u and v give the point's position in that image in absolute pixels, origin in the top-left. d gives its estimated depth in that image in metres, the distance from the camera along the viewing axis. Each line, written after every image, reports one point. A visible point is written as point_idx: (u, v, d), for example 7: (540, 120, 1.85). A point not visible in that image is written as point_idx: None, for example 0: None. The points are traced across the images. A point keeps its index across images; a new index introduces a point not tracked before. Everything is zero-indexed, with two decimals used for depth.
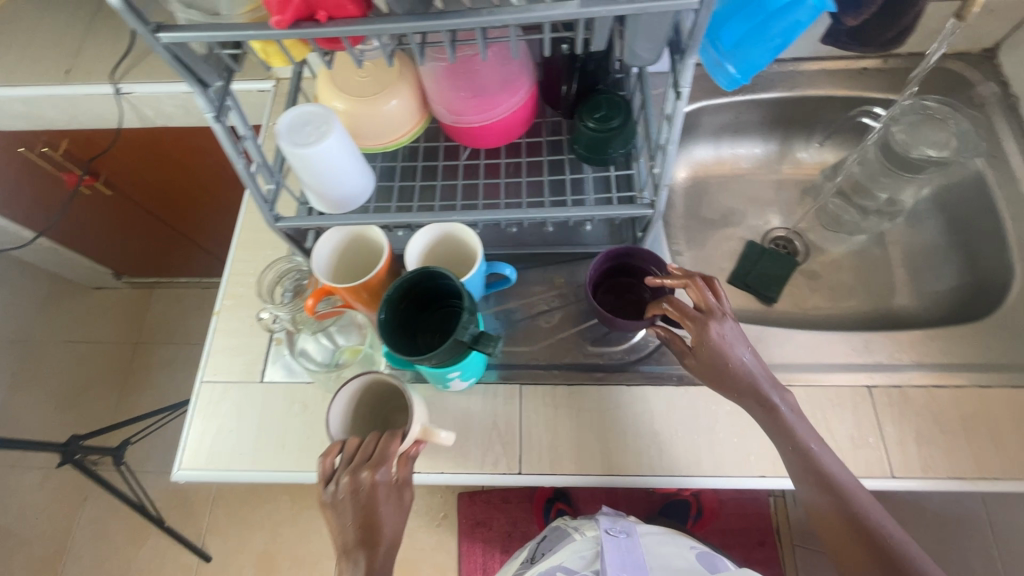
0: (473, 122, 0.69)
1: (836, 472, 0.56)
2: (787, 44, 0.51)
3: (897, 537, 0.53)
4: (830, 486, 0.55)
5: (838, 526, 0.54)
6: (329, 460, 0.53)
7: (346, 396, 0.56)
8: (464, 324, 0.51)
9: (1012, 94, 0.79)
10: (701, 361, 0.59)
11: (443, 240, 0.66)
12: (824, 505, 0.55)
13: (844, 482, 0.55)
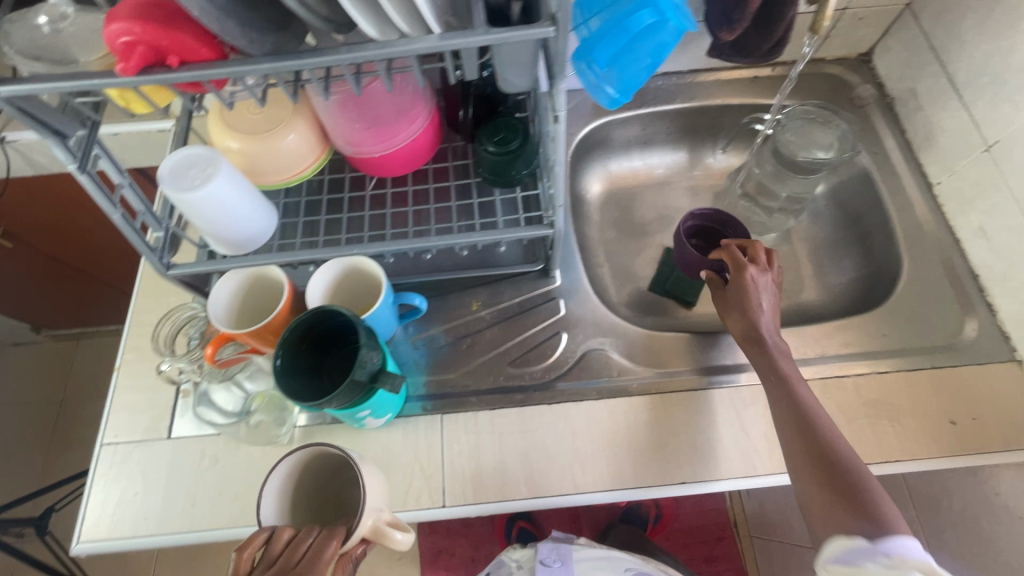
0: (375, 153, 0.68)
1: (818, 417, 0.57)
2: (658, 64, 0.53)
3: (874, 493, 0.52)
4: (809, 432, 0.56)
5: (815, 469, 0.55)
6: (250, 554, 0.43)
7: (278, 478, 0.50)
8: (361, 361, 0.50)
9: (887, 94, 0.84)
10: (728, 300, 0.67)
11: (350, 276, 0.65)
12: (800, 451, 0.56)
13: (826, 431, 0.56)
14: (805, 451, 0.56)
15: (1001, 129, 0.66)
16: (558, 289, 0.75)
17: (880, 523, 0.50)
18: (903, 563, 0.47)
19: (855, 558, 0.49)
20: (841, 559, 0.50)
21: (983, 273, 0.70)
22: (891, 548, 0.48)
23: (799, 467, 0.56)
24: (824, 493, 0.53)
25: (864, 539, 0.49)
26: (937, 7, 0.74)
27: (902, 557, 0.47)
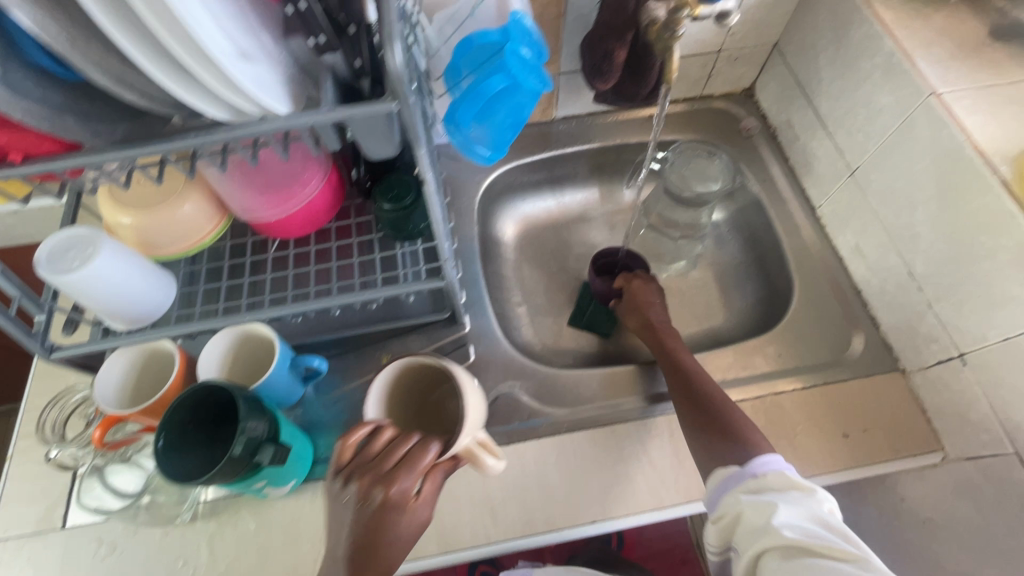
0: (270, 218, 0.68)
1: (697, 374, 0.66)
2: (519, 123, 0.57)
3: (743, 425, 0.59)
4: (689, 386, 0.65)
5: (691, 407, 0.64)
6: (358, 442, 0.49)
7: (382, 382, 0.54)
8: (241, 429, 0.50)
9: (771, 125, 0.90)
10: (624, 301, 0.77)
11: (248, 342, 0.64)
12: (685, 401, 0.64)
13: (702, 381, 0.65)
14: (685, 400, 0.64)
15: (860, 155, 0.71)
16: (468, 335, 0.76)
17: (749, 452, 0.57)
18: (766, 479, 0.53)
19: (737, 482, 0.55)
20: (723, 489, 0.55)
21: (864, 289, 0.75)
22: (756, 471, 0.54)
23: (683, 413, 0.64)
24: (703, 433, 0.61)
25: (738, 466, 0.56)
26: (798, 47, 0.80)
27: (764, 474, 0.54)
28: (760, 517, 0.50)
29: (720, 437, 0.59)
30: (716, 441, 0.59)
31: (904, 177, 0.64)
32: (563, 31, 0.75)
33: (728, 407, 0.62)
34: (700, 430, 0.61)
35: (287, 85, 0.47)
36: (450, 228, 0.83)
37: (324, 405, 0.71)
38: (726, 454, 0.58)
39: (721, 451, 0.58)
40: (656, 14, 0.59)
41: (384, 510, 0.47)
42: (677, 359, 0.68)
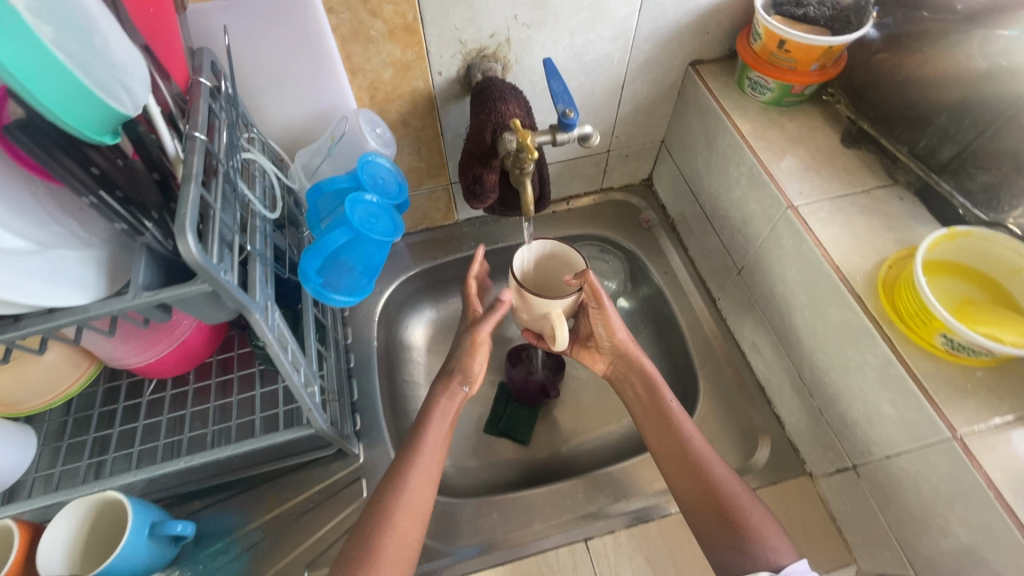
0: (138, 367, 0.64)
1: (703, 456, 0.62)
2: (372, 271, 0.56)
3: (756, 522, 0.57)
4: (695, 470, 0.62)
5: (691, 480, 0.62)
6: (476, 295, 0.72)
7: (542, 248, 0.66)
8: None
9: (670, 216, 0.90)
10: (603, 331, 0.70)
11: (102, 512, 0.59)
12: (693, 485, 0.61)
13: (708, 464, 0.62)
14: (698, 488, 0.61)
15: (743, 256, 0.71)
16: (363, 467, 0.71)
17: (774, 555, 0.55)
18: None
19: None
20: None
21: (767, 386, 0.73)
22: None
23: (689, 494, 0.61)
24: (715, 525, 0.59)
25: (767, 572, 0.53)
26: (680, 147, 0.81)
27: None
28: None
29: (732, 535, 0.57)
30: (733, 543, 0.57)
31: (782, 284, 0.64)
32: (444, 149, 0.75)
33: (739, 500, 0.59)
34: (714, 524, 0.59)
35: (101, 270, 0.44)
36: (348, 344, 0.80)
37: (202, 561, 0.65)
38: (741, 558, 0.55)
39: (734, 549, 0.56)
40: (512, 148, 0.58)
41: (400, 465, 0.62)
42: (680, 434, 0.64)
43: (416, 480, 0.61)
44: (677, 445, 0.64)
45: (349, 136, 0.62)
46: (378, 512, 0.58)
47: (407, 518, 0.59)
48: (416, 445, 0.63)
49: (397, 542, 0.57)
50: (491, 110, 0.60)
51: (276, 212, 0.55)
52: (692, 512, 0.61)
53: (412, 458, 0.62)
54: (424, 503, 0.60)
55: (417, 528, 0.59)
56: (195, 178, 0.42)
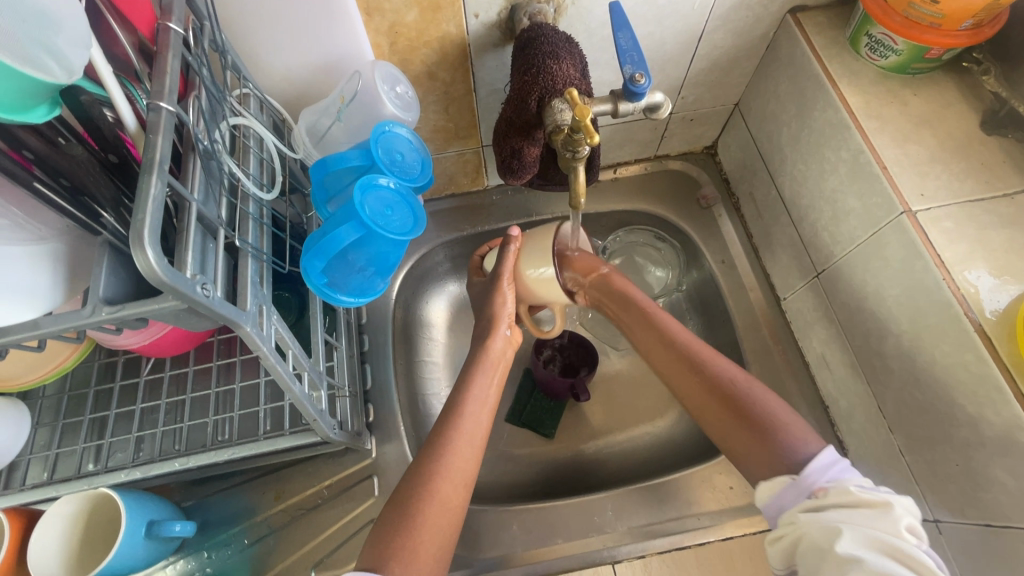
0: (136, 349, 0.58)
1: (697, 349, 0.54)
2: (387, 269, 0.47)
3: (766, 405, 0.49)
4: (687, 363, 0.54)
5: (684, 371, 0.54)
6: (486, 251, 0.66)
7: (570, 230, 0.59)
8: None
9: (733, 193, 0.78)
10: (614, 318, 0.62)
11: (99, 507, 0.56)
12: (688, 382, 0.53)
13: (705, 360, 0.53)
14: (692, 385, 0.53)
15: (827, 257, 0.60)
16: (376, 464, 0.66)
17: (788, 438, 0.46)
18: (826, 496, 0.41)
19: (795, 497, 0.43)
20: (778, 505, 0.44)
21: (832, 406, 0.64)
22: (812, 484, 0.43)
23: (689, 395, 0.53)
24: (726, 424, 0.50)
25: (788, 476, 0.44)
26: (760, 113, 0.67)
27: (825, 490, 0.42)
28: (822, 547, 0.38)
29: (742, 424, 0.49)
30: (751, 438, 0.48)
31: (877, 300, 0.53)
32: (477, 107, 0.63)
33: (738, 386, 0.51)
34: (726, 423, 0.50)
35: (56, 271, 0.37)
36: (361, 324, 0.73)
37: (210, 552, 0.63)
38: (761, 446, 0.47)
39: (744, 440, 0.48)
40: (563, 118, 0.47)
41: (441, 425, 0.53)
42: (663, 328, 0.57)
43: (463, 438, 0.52)
44: (662, 339, 0.56)
45: (364, 98, 0.50)
46: (416, 477, 0.49)
47: (449, 481, 0.49)
48: (461, 402, 0.54)
49: (437, 509, 0.48)
50: (540, 70, 0.48)
51: (274, 192, 0.46)
52: (698, 413, 0.52)
53: (456, 417, 0.53)
54: (468, 461, 0.51)
55: (460, 493, 0.50)
56: (159, 165, 0.32)
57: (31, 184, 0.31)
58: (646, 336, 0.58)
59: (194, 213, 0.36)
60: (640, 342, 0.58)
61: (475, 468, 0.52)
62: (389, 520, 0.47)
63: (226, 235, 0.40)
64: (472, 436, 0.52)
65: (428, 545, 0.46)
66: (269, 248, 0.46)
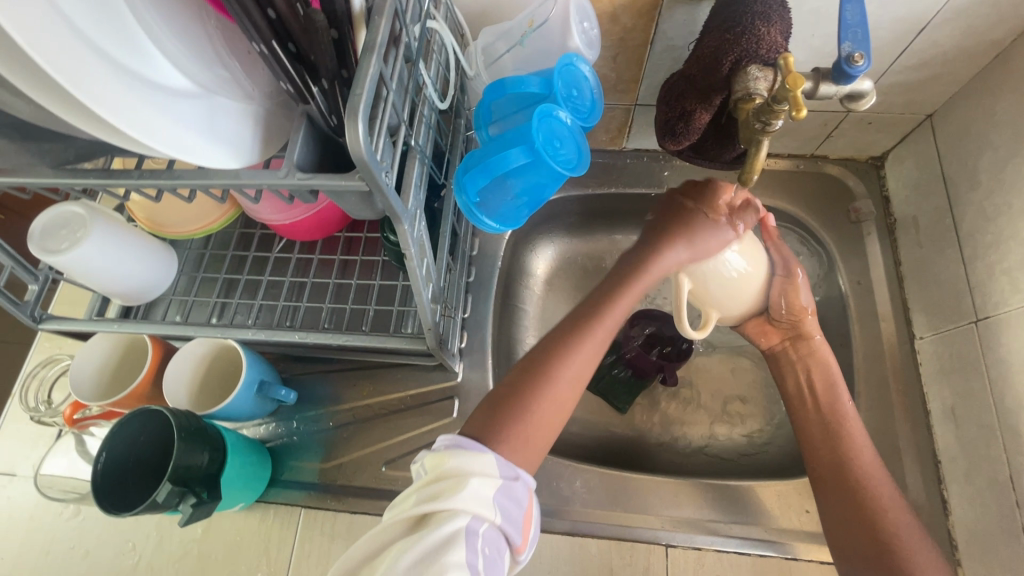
0: (276, 226, 0.62)
1: (859, 455, 0.52)
2: (536, 202, 0.47)
3: (902, 538, 0.48)
4: (843, 467, 0.52)
5: (835, 471, 0.52)
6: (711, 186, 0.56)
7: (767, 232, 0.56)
8: (154, 496, 0.47)
9: (891, 213, 0.70)
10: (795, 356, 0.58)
11: (225, 355, 0.62)
12: (837, 483, 0.51)
13: (860, 460, 0.52)
14: (840, 486, 0.51)
15: (998, 306, 0.54)
16: (458, 388, 0.69)
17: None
18: None
19: None
20: None
21: (946, 463, 0.59)
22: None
23: (834, 493, 0.51)
24: (857, 551, 0.49)
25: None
26: (959, 132, 0.60)
27: None
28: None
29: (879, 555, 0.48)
30: (881, 571, 0.47)
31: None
32: (647, 62, 0.60)
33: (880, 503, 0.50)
34: (859, 551, 0.49)
35: (255, 130, 0.39)
36: (472, 255, 0.74)
37: (299, 422, 0.69)
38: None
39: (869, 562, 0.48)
40: (755, 87, 0.44)
41: (551, 349, 0.51)
42: (841, 433, 0.53)
43: (570, 369, 0.50)
44: (827, 431, 0.54)
45: (550, 28, 0.49)
46: (516, 396, 0.49)
47: (563, 377, 0.50)
48: (590, 304, 0.54)
49: (548, 403, 0.49)
50: (745, 31, 0.44)
51: (447, 103, 0.46)
52: (834, 524, 0.51)
53: (569, 347, 0.51)
54: (567, 397, 0.50)
55: (571, 391, 0.50)
56: (377, 50, 0.33)
57: (268, 44, 0.33)
58: (810, 425, 0.55)
59: (389, 104, 0.37)
60: (804, 435, 0.55)
61: (582, 383, 0.51)
62: (478, 428, 0.48)
63: (404, 133, 0.41)
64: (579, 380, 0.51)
65: (532, 434, 0.48)
66: (430, 155, 0.47)
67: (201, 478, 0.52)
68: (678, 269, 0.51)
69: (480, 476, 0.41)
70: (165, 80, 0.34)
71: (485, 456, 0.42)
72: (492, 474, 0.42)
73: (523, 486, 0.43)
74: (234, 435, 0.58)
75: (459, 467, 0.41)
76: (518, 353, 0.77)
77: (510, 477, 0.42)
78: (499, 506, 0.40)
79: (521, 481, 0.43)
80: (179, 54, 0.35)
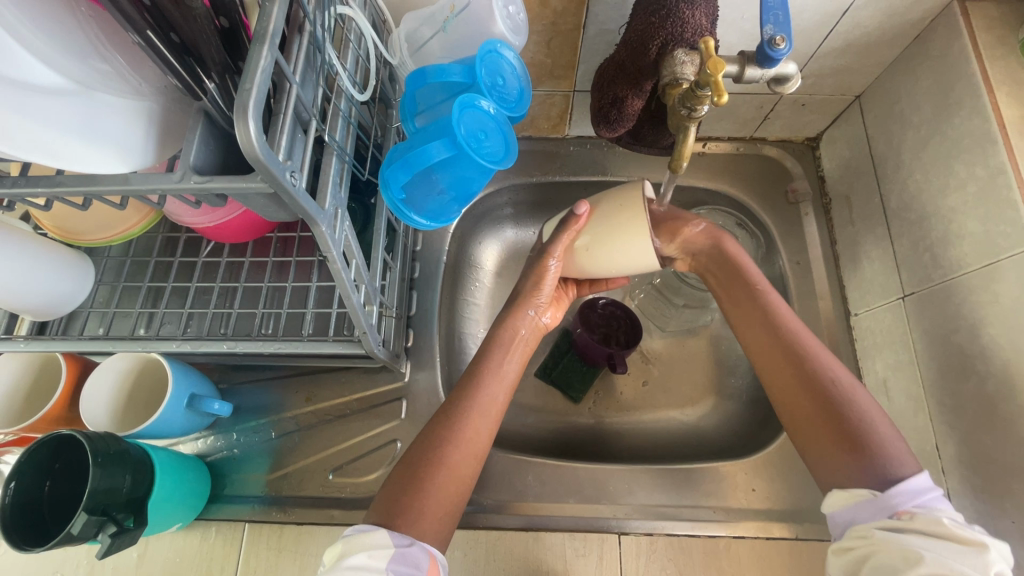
0: (200, 230, 0.58)
1: (808, 343, 0.52)
2: (467, 197, 0.46)
3: (869, 421, 0.46)
4: (794, 358, 0.51)
5: (788, 363, 0.51)
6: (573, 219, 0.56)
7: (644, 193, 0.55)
8: (70, 526, 0.44)
9: (826, 193, 0.72)
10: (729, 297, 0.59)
11: (151, 367, 0.58)
12: (788, 376, 0.51)
13: (806, 346, 0.52)
14: (792, 378, 0.51)
15: (923, 281, 0.56)
16: (406, 388, 0.67)
17: (891, 464, 0.43)
18: (910, 521, 0.39)
19: (871, 515, 0.41)
20: (850, 517, 0.42)
21: None
22: (897, 505, 0.40)
23: (787, 389, 0.51)
24: (825, 446, 0.46)
25: (868, 489, 0.42)
26: (885, 113, 0.61)
27: (910, 515, 0.39)
28: (896, 567, 0.37)
29: (843, 443, 0.45)
30: (848, 461, 0.44)
31: (980, 340, 0.50)
32: (581, 47, 0.59)
33: (840, 389, 0.48)
34: (824, 442, 0.46)
35: (150, 129, 0.36)
36: (415, 252, 0.72)
37: (240, 433, 0.66)
38: (855, 469, 0.44)
39: (838, 458, 0.45)
40: (682, 72, 0.44)
41: (459, 394, 0.54)
42: (783, 324, 0.54)
43: (476, 410, 0.53)
44: (772, 328, 0.54)
45: (474, 13, 0.47)
46: (430, 441, 0.50)
47: (460, 448, 0.50)
48: (479, 373, 0.55)
49: (445, 474, 0.49)
50: (670, 14, 0.43)
51: (367, 94, 0.44)
52: (798, 427, 0.49)
53: (474, 393, 0.54)
54: (481, 436, 0.52)
55: (469, 464, 0.51)
56: (270, 39, 0.31)
57: (143, 34, 0.30)
58: (756, 325, 0.55)
59: (293, 97, 0.34)
60: (756, 345, 0.55)
61: (482, 455, 0.52)
62: (401, 480, 0.48)
63: (317, 129, 0.39)
64: (487, 412, 0.53)
65: (434, 507, 0.47)
66: (352, 150, 0.44)
67: (123, 501, 0.48)
68: (534, 327, 0.61)
69: (371, 548, 0.42)
70: (26, 76, 0.30)
71: (380, 529, 0.43)
72: (384, 541, 0.42)
73: (422, 548, 0.43)
74: (164, 453, 0.55)
75: (352, 546, 0.42)
76: (469, 348, 0.76)
77: (404, 543, 0.43)
78: (393, 570, 0.41)
79: (420, 544, 0.44)
80: (45, 46, 0.31)
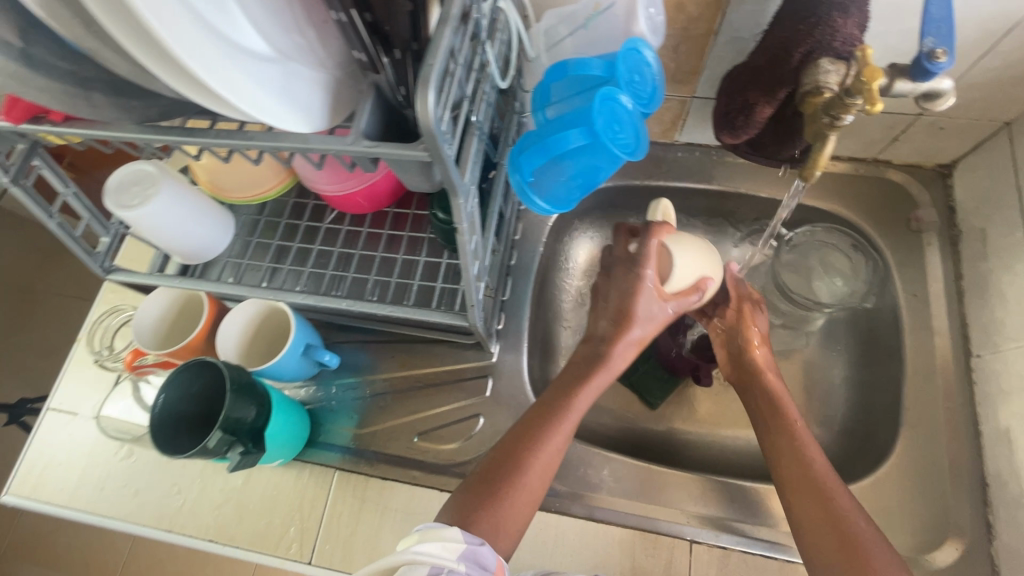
0: (328, 197, 0.64)
1: (825, 472, 0.51)
2: (590, 185, 0.48)
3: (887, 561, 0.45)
4: (813, 485, 0.51)
5: (804, 489, 0.51)
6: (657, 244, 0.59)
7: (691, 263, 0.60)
8: (204, 445, 0.50)
9: (955, 224, 0.67)
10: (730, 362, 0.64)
11: (271, 315, 0.64)
12: (806, 503, 0.50)
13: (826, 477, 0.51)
14: (815, 503, 0.50)
15: None
16: (492, 368, 0.70)
17: None
18: None
19: None
20: None
21: (994, 487, 0.56)
22: None
23: (804, 515, 0.50)
24: None
25: None
26: None
27: None
28: None
29: None
30: None
31: None
32: (709, 53, 0.59)
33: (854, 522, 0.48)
34: None
35: (325, 97, 0.41)
36: (514, 240, 0.75)
37: (337, 388, 0.71)
38: None
39: None
40: (826, 81, 0.43)
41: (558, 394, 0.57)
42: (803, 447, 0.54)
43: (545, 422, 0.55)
44: (795, 449, 0.54)
45: (616, 13, 0.49)
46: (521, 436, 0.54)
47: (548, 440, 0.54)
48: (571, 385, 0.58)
49: (529, 478, 0.52)
50: (820, 22, 0.43)
51: (509, 82, 0.47)
52: (812, 553, 0.48)
53: None
54: (551, 447, 0.54)
55: (547, 471, 0.54)
56: (451, 23, 0.34)
57: (347, 11, 0.34)
58: (778, 443, 0.55)
59: (457, 78, 0.37)
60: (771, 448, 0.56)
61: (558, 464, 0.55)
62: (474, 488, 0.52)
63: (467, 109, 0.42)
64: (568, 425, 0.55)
65: (518, 509, 0.51)
66: (487, 132, 0.47)
67: (247, 431, 0.55)
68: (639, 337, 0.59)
69: (446, 541, 0.43)
70: (250, 45, 0.35)
71: (452, 526, 0.45)
72: (456, 539, 0.44)
73: (491, 550, 0.46)
74: (280, 393, 0.61)
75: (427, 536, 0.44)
76: (552, 339, 0.78)
77: (474, 542, 0.45)
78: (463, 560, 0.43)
79: (489, 548, 0.46)
80: (263, 18, 0.36)
